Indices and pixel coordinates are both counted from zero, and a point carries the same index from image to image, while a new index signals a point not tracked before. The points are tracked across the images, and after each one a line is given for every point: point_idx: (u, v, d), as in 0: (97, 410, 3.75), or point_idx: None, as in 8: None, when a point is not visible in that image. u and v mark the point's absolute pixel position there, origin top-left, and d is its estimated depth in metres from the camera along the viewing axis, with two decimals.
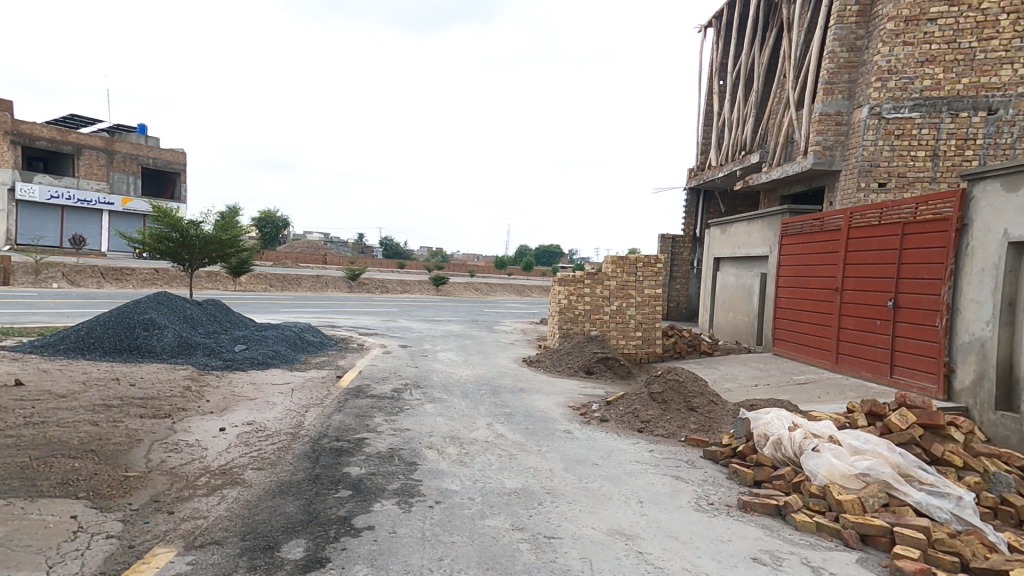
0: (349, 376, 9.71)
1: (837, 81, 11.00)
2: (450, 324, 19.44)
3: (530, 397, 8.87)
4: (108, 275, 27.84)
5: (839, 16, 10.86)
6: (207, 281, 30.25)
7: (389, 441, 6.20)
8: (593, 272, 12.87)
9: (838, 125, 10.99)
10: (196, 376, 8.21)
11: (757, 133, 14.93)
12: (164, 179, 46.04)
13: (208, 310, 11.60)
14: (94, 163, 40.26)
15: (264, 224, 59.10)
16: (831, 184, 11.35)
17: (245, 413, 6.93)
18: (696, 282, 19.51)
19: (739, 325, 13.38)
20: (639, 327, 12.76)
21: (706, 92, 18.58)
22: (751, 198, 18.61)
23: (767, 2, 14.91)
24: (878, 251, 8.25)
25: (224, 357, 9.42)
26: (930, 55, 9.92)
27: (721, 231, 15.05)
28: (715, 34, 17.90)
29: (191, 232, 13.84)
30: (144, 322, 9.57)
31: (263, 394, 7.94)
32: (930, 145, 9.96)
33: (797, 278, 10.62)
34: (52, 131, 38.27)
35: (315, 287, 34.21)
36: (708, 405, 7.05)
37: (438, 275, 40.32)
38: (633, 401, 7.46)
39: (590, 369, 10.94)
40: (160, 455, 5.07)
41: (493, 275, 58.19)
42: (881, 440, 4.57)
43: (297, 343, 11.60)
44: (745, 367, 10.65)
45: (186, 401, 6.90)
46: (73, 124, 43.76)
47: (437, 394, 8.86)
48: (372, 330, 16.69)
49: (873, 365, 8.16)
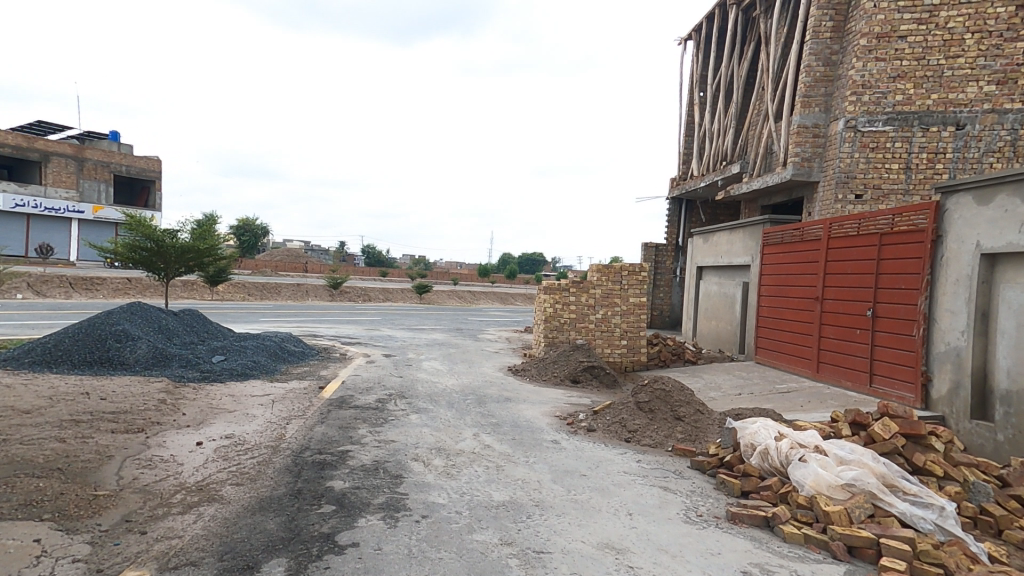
0: (332, 387, 9.52)
1: (814, 95, 11.30)
2: (434, 333, 19.28)
3: (516, 406, 8.80)
4: (77, 286, 26.99)
5: (815, 32, 11.17)
6: (183, 290, 29.54)
7: (374, 454, 6.06)
8: (578, 280, 12.89)
9: (815, 137, 11.27)
10: (171, 389, 7.94)
11: (737, 144, 15.23)
12: (138, 186, 44.98)
13: (185, 320, 11.28)
14: (64, 169, 39.12)
15: (241, 232, 57.80)
16: (810, 194, 11.60)
17: (224, 426, 6.71)
18: (679, 291, 19.73)
19: (721, 334, 13.53)
20: (624, 336, 12.81)
21: (687, 104, 18.91)
22: (732, 208, 18.94)
23: (745, 17, 15.28)
24: (856, 261, 8.44)
25: (201, 368, 9.15)
26: (901, 71, 10.25)
27: (703, 240, 15.25)
28: (695, 47, 18.27)
29: (166, 241, 13.48)
30: (116, 333, 9.25)
31: (241, 406, 7.72)
32: (903, 158, 10.27)
33: (779, 288, 10.79)
34: (19, 139, 37.47)
35: (295, 296, 33.67)
36: (695, 414, 7.06)
37: (421, 283, 39.97)
38: (620, 411, 7.44)
39: (575, 378, 10.92)
40: (133, 472, 4.86)
41: (477, 283, 58.11)
42: (865, 450, 4.62)
43: (278, 353, 11.35)
44: (729, 375, 10.75)
45: (161, 414, 6.67)
46: (42, 131, 42.67)
47: (422, 404, 8.74)
48: (355, 339, 16.44)
49: (853, 374, 8.30)
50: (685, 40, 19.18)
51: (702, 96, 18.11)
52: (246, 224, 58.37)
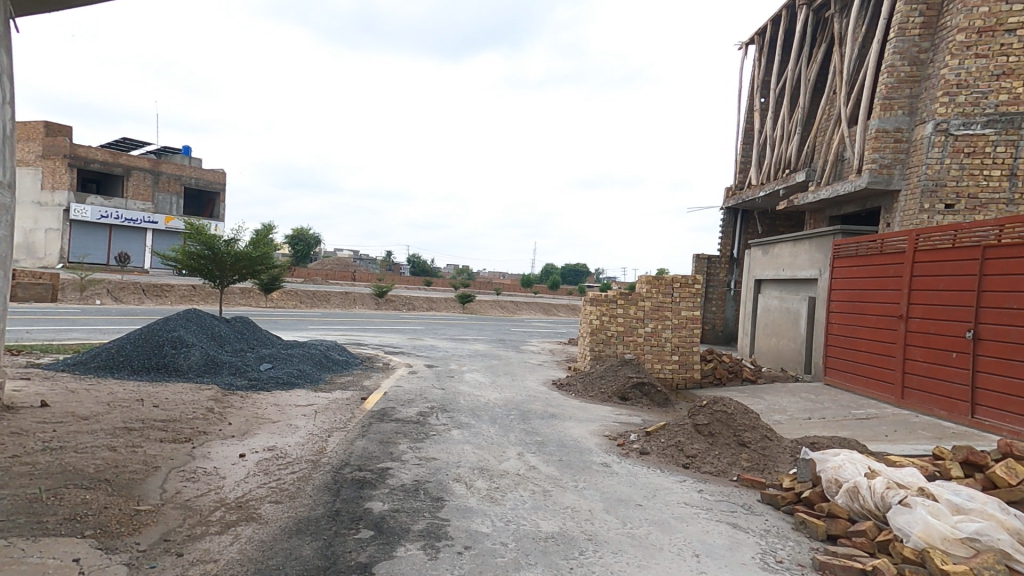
0: (374, 398, 9.41)
1: (897, 96, 10.38)
2: (476, 344, 19.08)
3: (562, 424, 8.35)
4: (148, 292, 28.78)
5: (900, 28, 10.28)
6: (240, 298, 30.90)
7: (414, 473, 5.79)
8: (626, 292, 12.33)
9: (897, 142, 10.35)
10: (219, 397, 8.03)
11: (803, 150, 14.28)
12: (205, 198, 47.77)
13: (236, 328, 11.54)
14: (141, 183, 42.06)
15: (298, 241, 60.60)
16: (889, 204, 10.64)
17: (267, 437, 6.64)
18: (733, 304, 18.71)
19: (784, 351, 12.59)
20: (675, 351, 12.12)
21: (747, 110, 18.03)
22: (794, 218, 17.84)
23: (817, 16, 14.38)
24: (949, 277, 7.56)
25: (249, 377, 9.26)
26: (1007, 68, 9.19)
27: (762, 251, 14.34)
28: (757, 52, 17.40)
29: (224, 249, 13.97)
30: (172, 340, 9.52)
31: (285, 417, 7.69)
32: (1007, 164, 9.23)
33: (851, 304, 9.88)
34: (106, 154, 40.16)
35: (344, 304, 34.57)
36: (762, 440, 6.41)
37: (465, 294, 40.12)
38: (676, 433, 6.86)
39: (624, 395, 10.33)
40: (176, 485, 4.80)
41: (520, 294, 57.93)
42: (988, 497, 3.98)
43: (324, 362, 11.42)
44: (793, 397, 9.88)
45: (207, 423, 6.68)
46: (124, 148, 46.19)
47: (464, 419, 8.45)
48: (398, 349, 16.47)
49: (947, 403, 7.40)
50: (746, 44, 18.33)
51: (764, 102, 17.23)
52: (297, 232, 60.62)
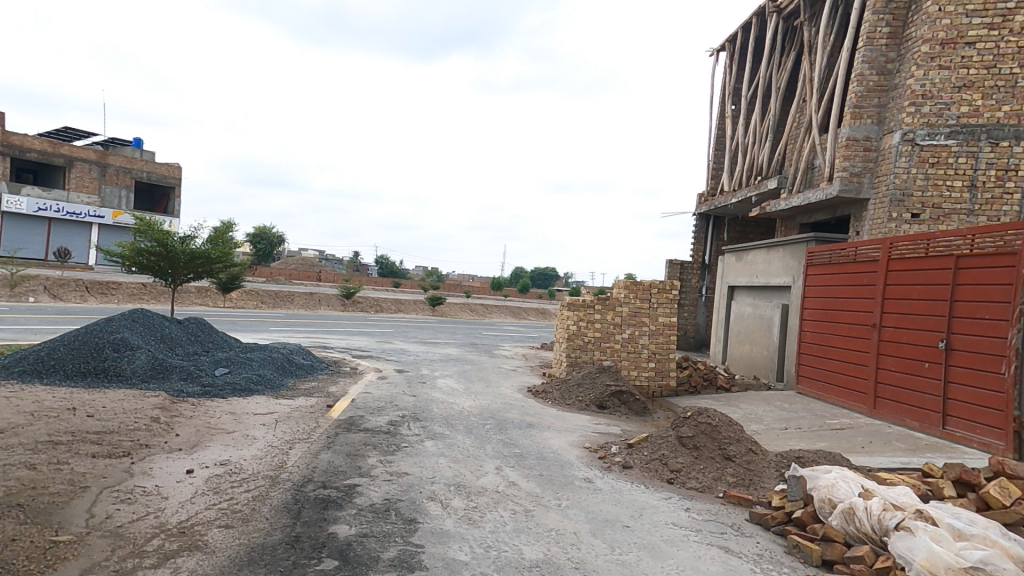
0: (341, 405, 8.83)
1: (866, 105, 10.53)
2: (448, 348, 18.57)
3: (540, 435, 8.01)
4: (93, 290, 27.02)
5: (869, 38, 10.45)
6: (196, 297, 29.37)
7: (384, 490, 5.32)
8: (603, 297, 12.13)
9: (866, 150, 10.49)
10: (167, 405, 7.32)
11: (774, 158, 14.45)
12: (158, 193, 45.33)
13: (189, 329, 10.72)
14: (87, 175, 39.58)
15: (257, 240, 58.21)
16: (859, 213, 10.79)
17: (220, 450, 6.03)
18: (705, 310, 18.87)
19: (756, 359, 12.66)
20: (652, 358, 11.97)
21: (717, 117, 18.23)
22: (763, 225, 18.10)
23: (785, 25, 14.62)
24: (921, 286, 7.59)
25: (202, 383, 8.54)
26: (967, 80, 9.44)
27: (735, 258, 14.43)
28: (728, 59, 17.64)
29: (175, 245, 13.03)
30: (114, 342, 8.71)
31: (242, 427, 7.06)
32: (968, 175, 9.44)
33: (824, 312, 9.93)
34: (45, 144, 37.77)
35: (308, 304, 33.37)
36: (747, 452, 6.20)
37: (434, 295, 39.32)
38: (659, 446, 6.61)
39: (602, 403, 10.08)
40: (107, 508, 4.19)
41: (491, 297, 57.48)
42: (989, 521, 3.83)
43: (286, 367, 10.74)
44: (769, 406, 9.85)
45: (151, 435, 6.02)
46: (68, 137, 43.52)
47: (438, 428, 8.00)
48: (366, 351, 15.81)
49: (919, 413, 7.42)
50: (718, 51, 18.53)
51: (734, 109, 17.43)
52: (262, 230, 58.64)
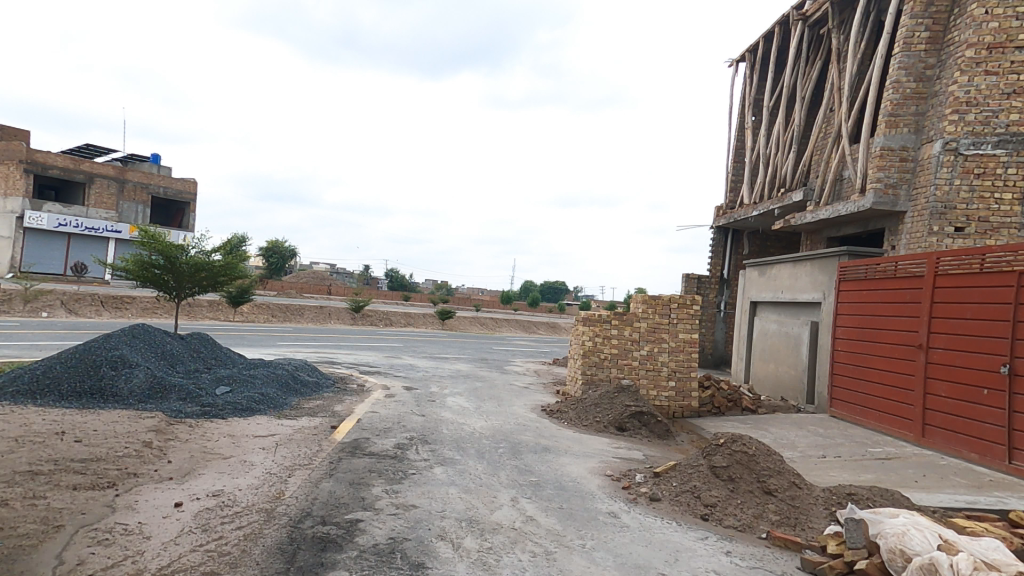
0: (346, 427, 8.36)
1: (902, 113, 10.05)
2: (458, 363, 18.08)
3: (557, 460, 7.45)
4: (108, 304, 27.07)
5: (906, 43, 9.99)
6: (208, 311, 29.29)
7: (390, 527, 4.81)
8: (621, 312, 11.61)
9: (903, 161, 9.97)
10: (162, 427, 6.91)
11: (798, 170, 13.95)
12: (174, 208, 45.75)
13: (192, 346, 10.37)
14: (105, 191, 40.04)
15: (269, 254, 58.60)
16: (894, 226, 10.24)
17: (213, 479, 5.57)
18: (723, 326, 18.23)
19: (783, 379, 12.03)
20: (672, 376, 11.36)
21: (737, 128, 17.84)
22: (785, 239, 17.53)
23: (812, 33, 14.25)
24: (977, 305, 6.98)
25: (202, 403, 8.13)
26: (1017, 87, 8.90)
27: (758, 273, 13.87)
28: (748, 70, 17.28)
29: (180, 259, 12.73)
30: (112, 360, 8.35)
31: (239, 452, 6.61)
32: (1018, 187, 8.88)
33: (861, 331, 9.32)
34: (66, 160, 38.24)
35: (318, 319, 33.14)
36: (790, 485, 5.61)
37: (443, 309, 38.73)
38: (690, 476, 6.03)
39: (621, 425, 9.49)
40: (80, 552, 3.76)
41: (501, 311, 56.91)
42: None
43: (290, 384, 10.32)
44: (800, 431, 9.21)
45: (140, 463, 5.59)
46: (87, 154, 44.25)
47: (448, 453, 7.47)
48: (374, 368, 15.35)
49: (978, 445, 6.80)
50: (737, 62, 18.19)
51: (755, 120, 17.00)
52: (274, 245, 58.62)
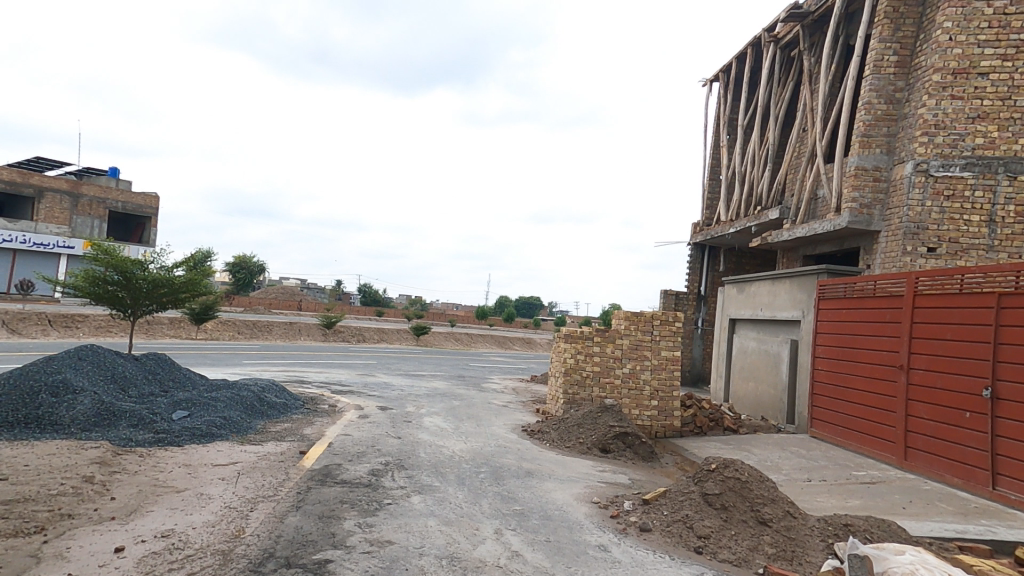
0: (316, 452, 7.82)
1: (875, 134, 10.30)
2: (434, 381, 17.54)
3: (541, 486, 7.08)
4: (57, 323, 25.53)
5: (876, 66, 10.28)
6: (168, 328, 27.95)
7: (362, 569, 4.35)
8: (602, 329, 11.41)
9: (876, 181, 10.20)
10: (108, 458, 6.30)
11: (773, 188, 14.20)
12: (133, 222, 43.88)
13: (147, 367, 9.66)
14: (57, 205, 38.15)
15: (235, 270, 56.35)
16: (868, 245, 10.43)
17: (162, 517, 5.03)
18: (701, 343, 18.30)
19: (763, 397, 12.03)
20: (654, 395, 11.17)
21: (712, 147, 18.16)
22: (759, 256, 17.79)
23: (784, 55, 14.65)
24: (956, 326, 7.03)
25: (155, 429, 7.50)
26: (982, 111, 9.20)
27: (737, 290, 13.97)
28: (722, 89, 17.66)
29: (135, 274, 11.96)
30: (54, 385, 7.65)
31: (196, 483, 6.04)
32: (986, 210, 9.11)
33: (841, 350, 9.36)
34: (13, 174, 36.60)
35: (286, 335, 32.04)
36: (785, 514, 5.38)
37: (417, 325, 38.00)
38: (681, 505, 5.77)
39: (605, 447, 9.20)
40: None
41: (476, 327, 56.31)
42: None
43: (255, 407, 9.68)
44: (784, 452, 9.13)
45: (77, 502, 5.03)
46: (38, 168, 42.30)
47: (426, 479, 7.02)
48: (346, 387, 14.72)
49: (960, 469, 6.77)
50: (711, 81, 18.58)
51: (730, 139, 17.34)
52: (240, 259, 57.03)
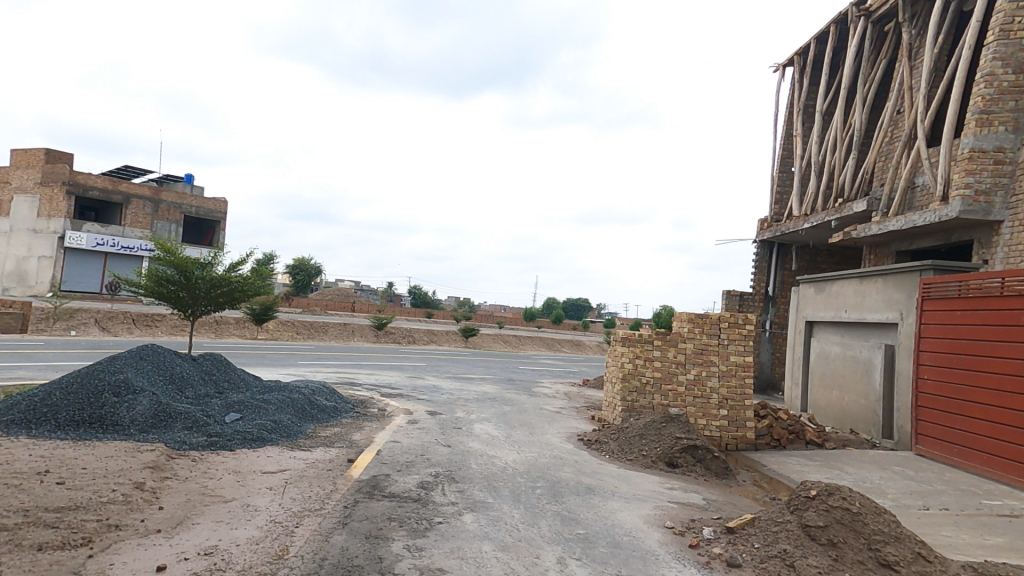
0: (364, 460, 7.49)
1: (997, 110, 9.01)
2: (484, 384, 17.11)
3: (604, 506, 6.38)
4: (140, 321, 27.27)
5: (1004, 30, 8.97)
6: (235, 327, 29.22)
7: None
8: (664, 332, 10.55)
9: (997, 164, 8.93)
10: (161, 462, 6.18)
11: (857, 177, 12.86)
12: (205, 226, 46.63)
13: (203, 368, 9.72)
14: (140, 211, 41.01)
15: (298, 270, 59.20)
16: (986, 237, 9.22)
17: (207, 531, 4.75)
18: (769, 348, 16.94)
19: (850, 409, 10.82)
20: (723, 404, 10.16)
21: (784, 135, 16.80)
22: (836, 253, 16.26)
23: (877, 30, 13.28)
24: None
25: (209, 433, 7.41)
26: None
27: (814, 289, 12.72)
28: (797, 73, 16.27)
29: (195, 274, 12.23)
30: (116, 386, 7.71)
31: (243, 493, 5.79)
32: None
33: (957, 357, 8.23)
34: (105, 182, 39.34)
35: (342, 335, 32.80)
36: (914, 557, 4.50)
37: (467, 326, 37.85)
38: (776, 537, 4.95)
39: (672, 460, 8.38)
40: None
41: (525, 329, 55.80)
42: None
43: (305, 410, 9.55)
44: (884, 473, 8.00)
45: (125, 511, 4.84)
46: (125, 176, 45.78)
47: (478, 495, 6.51)
48: (397, 389, 14.53)
49: None
50: (783, 66, 17.21)
51: (805, 127, 15.96)
52: (301, 261, 59.42)
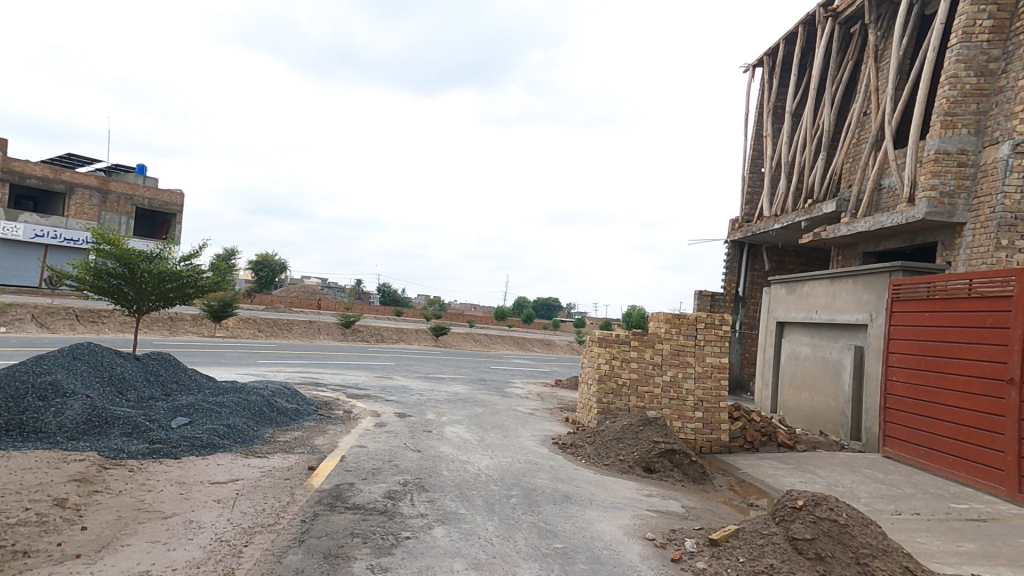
0: (326, 468, 6.95)
1: (961, 113, 9.17)
2: (455, 385, 16.62)
3: (583, 515, 6.06)
4: (83, 317, 25.54)
5: (967, 33, 9.16)
6: (191, 325, 27.77)
7: None
8: (640, 332, 10.35)
9: (961, 165, 9.09)
10: (90, 474, 5.51)
11: (826, 178, 13.01)
12: (159, 219, 44.36)
13: (149, 368, 8.95)
14: (87, 202, 38.68)
15: (258, 266, 57.09)
16: (949, 238, 9.38)
17: (138, 554, 4.18)
18: (739, 348, 17.10)
19: (820, 409, 10.90)
20: (698, 406, 10.04)
21: (754, 136, 16.97)
22: (804, 254, 16.53)
23: (844, 32, 13.50)
24: None
25: (151, 439, 6.72)
26: None
27: (786, 290, 12.80)
28: (767, 74, 16.45)
29: (139, 267, 11.31)
30: (42, 389, 6.92)
31: (186, 508, 5.19)
32: None
33: (925, 360, 8.32)
34: (45, 169, 36.88)
35: (306, 334, 31.63)
36: (901, 571, 4.36)
37: (437, 325, 37.11)
38: (761, 550, 4.72)
39: (649, 465, 8.16)
40: None
41: (495, 328, 55.35)
42: None
43: (264, 413, 8.89)
44: (858, 475, 7.99)
45: (38, 535, 4.20)
46: (70, 165, 43.11)
47: (449, 505, 6.09)
48: (364, 390, 13.92)
49: None
50: (753, 67, 17.39)
51: (775, 128, 16.15)
52: (263, 258, 57.29)
